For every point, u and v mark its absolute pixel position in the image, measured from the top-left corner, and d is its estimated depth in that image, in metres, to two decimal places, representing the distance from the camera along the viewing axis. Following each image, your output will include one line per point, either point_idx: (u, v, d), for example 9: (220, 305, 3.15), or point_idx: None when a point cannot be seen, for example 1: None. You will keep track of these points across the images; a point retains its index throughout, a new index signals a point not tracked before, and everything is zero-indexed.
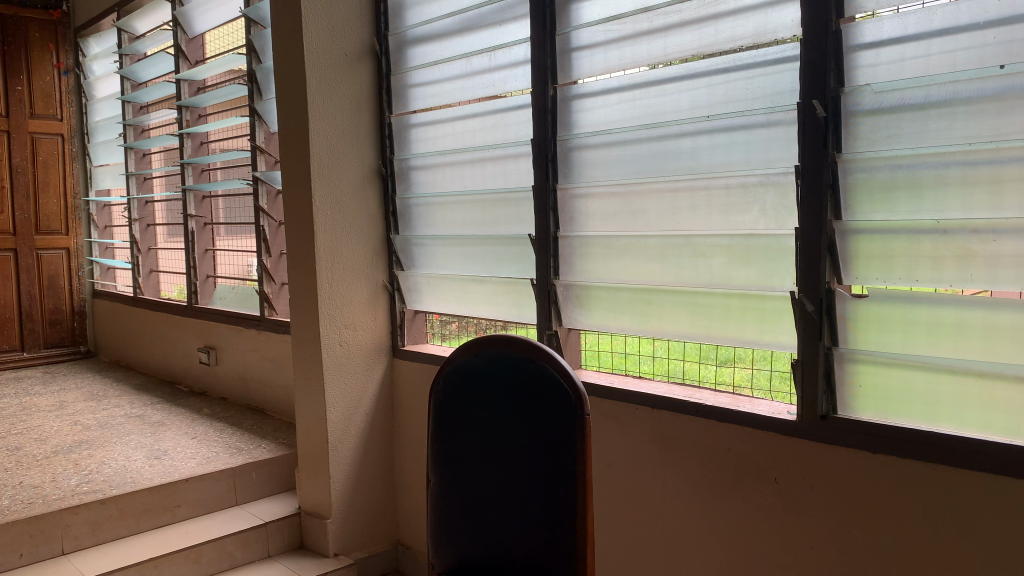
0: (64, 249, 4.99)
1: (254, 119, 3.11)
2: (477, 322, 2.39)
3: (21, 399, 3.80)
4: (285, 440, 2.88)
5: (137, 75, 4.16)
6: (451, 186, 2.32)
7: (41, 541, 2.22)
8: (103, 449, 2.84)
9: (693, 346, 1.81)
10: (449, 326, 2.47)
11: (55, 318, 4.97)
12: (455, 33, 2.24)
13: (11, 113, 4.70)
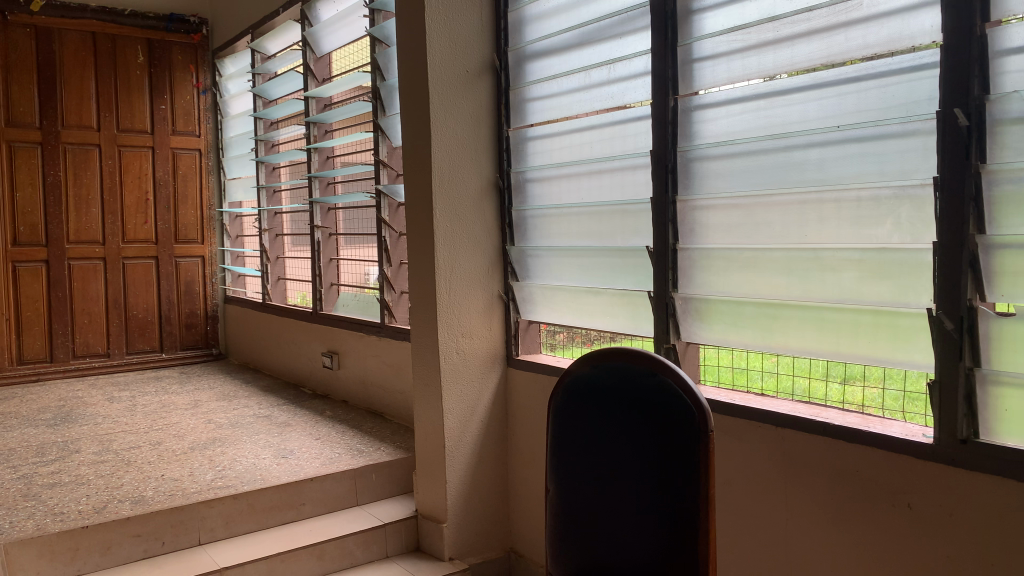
0: (200, 257, 5.32)
1: (378, 134, 3.23)
2: (584, 334, 2.41)
3: (161, 397, 4.08)
4: (402, 444, 2.97)
5: (269, 93, 4.40)
6: (567, 198, 2.33)
7: (181, 531, 2.37)
8: (234, 447, 3.01)
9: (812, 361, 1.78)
10: (557, 336, 2.51)
11: (191, 322, 5.30)
12: (574, 46, 2.26)
13: (155, 131, 5.08)
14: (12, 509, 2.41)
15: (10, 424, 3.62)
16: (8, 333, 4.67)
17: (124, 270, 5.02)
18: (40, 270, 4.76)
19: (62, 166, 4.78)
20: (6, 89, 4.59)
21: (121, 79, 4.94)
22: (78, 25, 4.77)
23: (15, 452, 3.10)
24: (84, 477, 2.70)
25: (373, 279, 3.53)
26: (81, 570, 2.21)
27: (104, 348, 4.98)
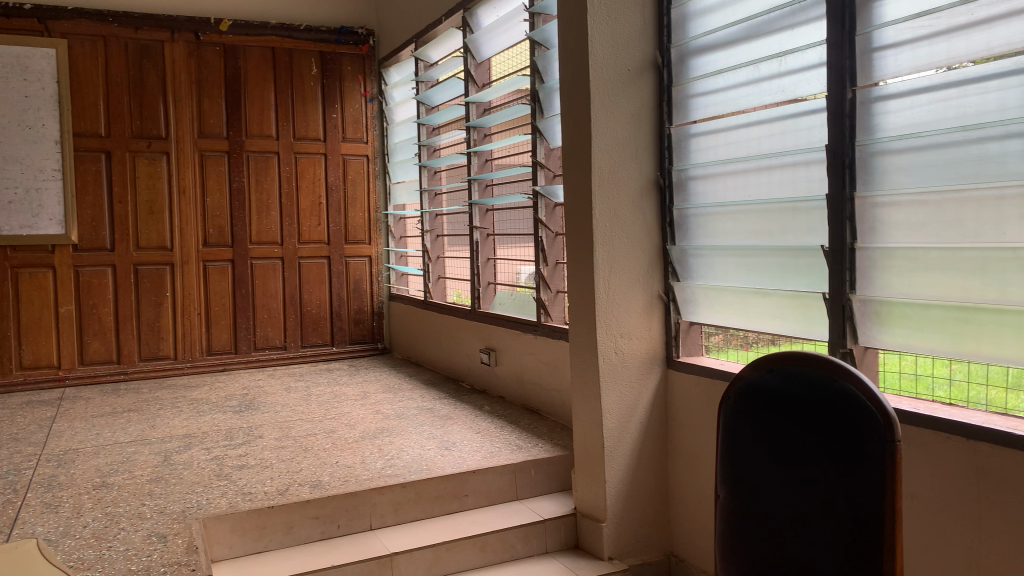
0: (367, 257, 5.60)
1: (536, 136, 3.27)
2: (742, 336, 2.38)
3: (332, 388, 4.34)
4: (561, 442, 3.00)
5: (431, 99, 4.57)
6: (733, 195, 2.27)
7: (355, 516, 2.51)
8: (400, 437, 3.15)
9: (1000, 371, 1.65)
10: (712, 337, 2.49)
11: (359, 318, 5.59)
12: (741, 40, 2.20)
13: (328, 138, 5.40)
14: (209, 486, 2.65)
15: (204, 409, 3.98)
16: (199, 326, 5.13)
17: (300, 269, 5.38)
18: (227, 269, 5.20)
19: (246, 173, 5.20)
20: (199, 104, 5.06)
21: (297, 91, 5.30)
22: (260, 41, 5.17)
23: (208, 434, 3.40)
24: (268, 460, 2.93)
25: (523, 280, 3.61)
26: (268, 546, 2.39)
27: (282, 341, 5.36)
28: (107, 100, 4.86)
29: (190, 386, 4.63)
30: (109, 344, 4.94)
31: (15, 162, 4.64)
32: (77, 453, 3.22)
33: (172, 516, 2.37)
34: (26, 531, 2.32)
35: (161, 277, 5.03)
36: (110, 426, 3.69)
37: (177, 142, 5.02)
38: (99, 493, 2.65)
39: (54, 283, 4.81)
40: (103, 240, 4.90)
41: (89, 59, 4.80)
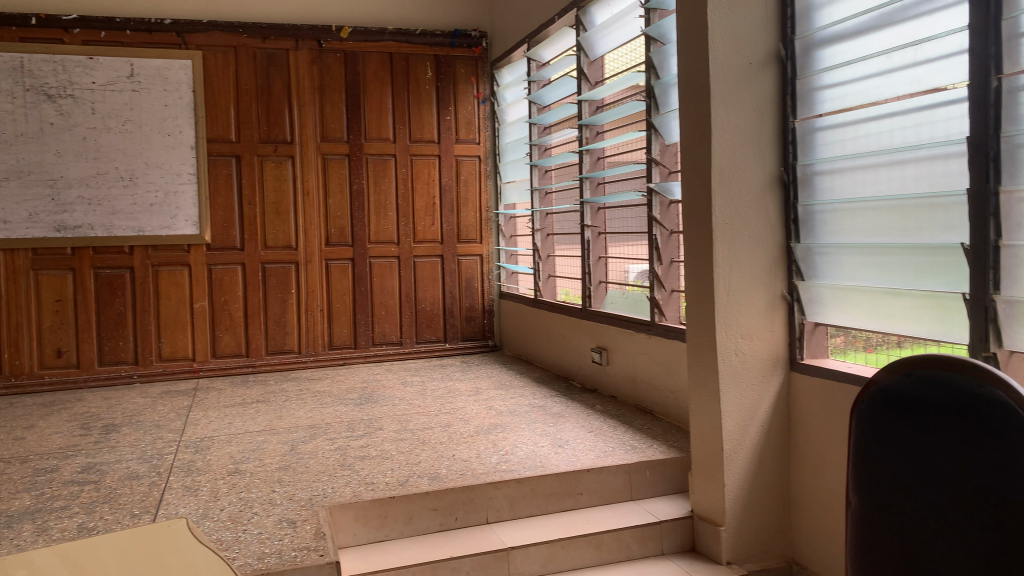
0: (479, 256, 5.68)
1: (651, 132, 3.24)
2: (866, 339, 2.32)
3: (446, 383, 4.43)
4: (676, 443, 2.96)
5: (543, 98, 4.59)
6: (862, 191, 2.18)
7: (471, 509, 2.56)
8: (514, 434, 3.19)
9: None
10: (836, 339, 2.43)
11: (470, 315, 5.68)
12: (871, 29, 2.11)
13: (442, 140, 5.51)
14: (333, 476, 2.76)
15: (326, 401, 4.14)
16: (321, 321, 5.35)
17: (415, 267, 5.52)
18: (347, 267, 5.40)
19: (365, 175, 5.38)
20: (321, 109, 5.27)
21: (413, 93, 5.44)
22: (378, 46, 5.34)
23: (331, 426, 3.54)
24: (387, 452, 3.02)
25: (633, 277, 3.69)
26: (389, 535, 2.47)
27: (398, 337, 5.52)
28: (237, 107, 5.13)
29: (312, 379, 4.84)
30: (239, 338, 5.23)
31: (157, 166, 4.97)
32: (212, 440, 3.42)
33: (300, 503, 2.48)
34: (170, 512, 2.49)
35: (286, 275, 5.28)
36: (241, 416, 3.89)
37: (301, 145, 5.25)
38: (233, 479, 2.81)
39: (190, 280, 5.12)
40: (234, 240, 5.18)
41: (222, 68, 5.09)
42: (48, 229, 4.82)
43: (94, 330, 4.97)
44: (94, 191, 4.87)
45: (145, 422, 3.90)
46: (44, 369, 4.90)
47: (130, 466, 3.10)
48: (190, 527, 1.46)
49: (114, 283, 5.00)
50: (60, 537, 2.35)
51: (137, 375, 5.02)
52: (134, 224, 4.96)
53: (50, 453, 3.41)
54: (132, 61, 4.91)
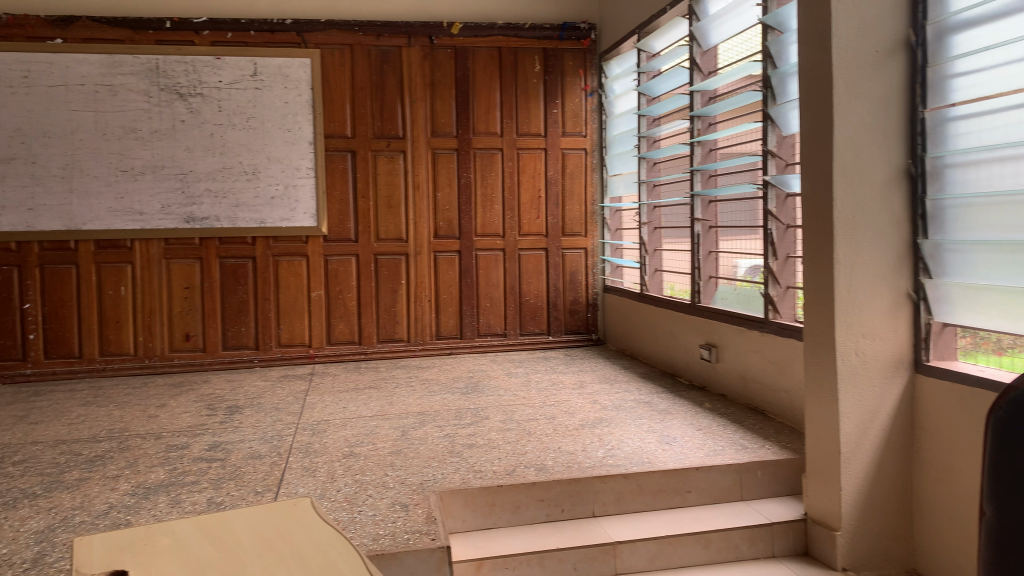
0: (583, 249, 5.67)
1: (767, 123, 3.16)
2: (997, 339, 2.22)
3: (551, 376, 4.45)
4: (789, 444, 2.87)
5: (653, 90, 4.53)
6: (1000, 184, 2.06)
7: (578, 501, 2.57)
8: (620, 429, 3.18)
9: None
10: (962, 340, 2.32)
11: (574, 308, 5.67)
12: (1014, 11, 1.99)
13: (549, 133, 5.53)
14: (442, 462, 2.83)
15: (434, 389, 4.24)
16: (429, 312, 5.47)
17: (520, 260, 5.57)
18: (454, 259, 5.50)
19: (472, 168, 5.46)
20: (432, 104, 5.39)
21: (521, 87, 5.48)
22: (488, 42, 5.40)
23: (439, 413, 3.63)
24: (494, 442, 3.07)
25: (743, 272, 3.60)
26: (497, 523, 2.51)
27: (502, 328, 5.58)
28: (352, 103, 5.31)
29: (421, 367, 4.96)
30: (351, 326, 5.42)
31: (277, 161, 5.20)
32: (327, 423, 3.57)
33: (412, 487, 2.56)
34: (291, 491, 2.62)
35: (397, 266, 5.43)
36: (354, 401, 4.04)
37: (412, 140, 5.38)
38: (348, 461, 2.92)
39: (307, 270, 5.34)
40: (348, 232, 5.37)
41: (338, 66, 5.27)
42: (178, 220, 5.12)
43: (219, 316, 5.26)
44: (220, 185, 5.15)
45: (265, 404, 4.10)
46: (174, 351, 5.22)
47: (253, 445, 3.27)
48: (315, 507, 1.53)
49: (238, 271, 5.27)
50: (192, 510, 2.51)
51: (257, 359, 5.29)
52: (256, 216, 5.21)
53: (181, 431, 3.64)
54: (256, 60, 5.14)
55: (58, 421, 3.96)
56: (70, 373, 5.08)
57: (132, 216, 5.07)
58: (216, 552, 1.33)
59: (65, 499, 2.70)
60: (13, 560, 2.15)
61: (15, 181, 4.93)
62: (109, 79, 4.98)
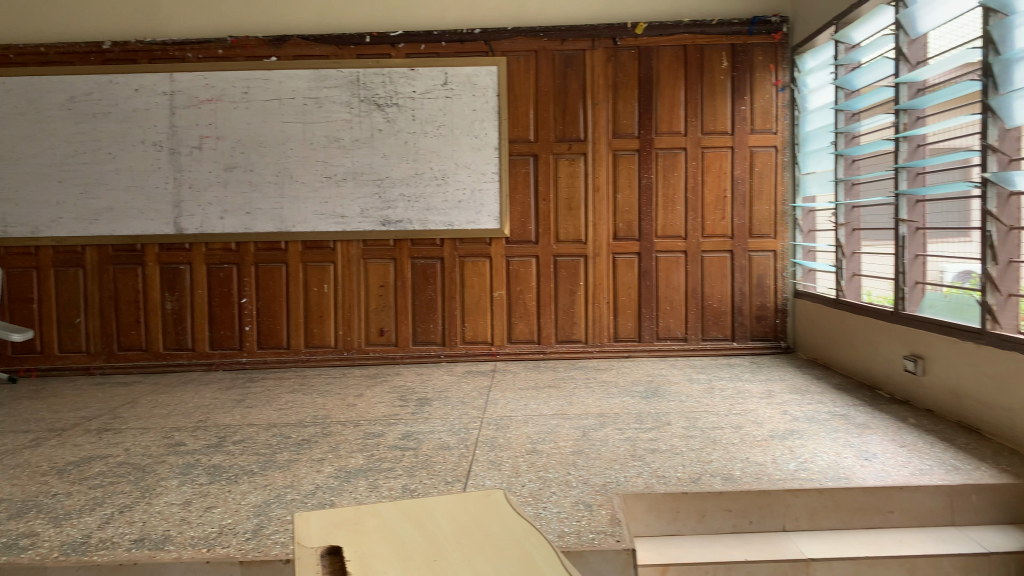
0: (772, 251, 5.43)
1: (987, 116, 2.90)
2: None
3: (735, 383, 4.31)
4: (1010, 468, 2.61)
5: (852, 83, 4.28)
6: None
7: (768, 514, 2.48)
8: (813, 442, 3.02)
9: None
10: None
11: (761, 313, 5.44)
12: None
13: (736, 131, 5.35)
14: (625, 465, 2.83)
15: (615, 392, 4.24)
16: (608, 314, 5.48)
17: (703, 263, 5.44)
18: (634, 261, 5.47)
19: (654, 169, 5.40)
20: (614, 106, 5.39)
21: (708, 85, 5.34)
22: (673, 40, 5.32)
23: (620, 416, 3.62)
24: (678, 448, 3.02)
25: (950, 278, 3.39)
26: (681, 530, 2.47)
27: (684, 333, 5.47)
28: (536, 108, 5.41)
29: (599, 369, 4.98)
30: (531, 326, 5.52)
31: (464, 166, 5.41)
32: (511, 420, 3.66)
33: (595, 488, 2.58)
34: (479, 483, 2.71)
35: (576, 267, 5.48)
36: (536, 399, 4.12)
37: (593, 143, 5.41)
38: (532, 458, 2.99)
39: (490, 270, 5.51)
40: (529, 234, 5.48)
41: (523, 71, 5.39)
42: (375, 223, 5.46)
43: (410, 313, 5.55)
44: (412, 189, 5.43)
45: (452, 398, 4.28)
46: (369, 345, 5.57)
47: (442, 436, 3.42)
48: (507, 498, 1.59)
49: (427, 271, 5.53)
50: (388, 495, 2.66)
51: (444, 355, 5.53)
52: (444, 219, 5.44)
53: (377, 420, 3.87)
54: (446, 70, 5.36)
55: (270, 405, 4.34)
56: (279, 362, 5.56)
57: (334, 219, 5.46)
58: (421, 537, 1.41)
59: (278, 477, 2.96)
60: (236, 530, 2.38)
61: (236, 188, 5.46)
62: (316, 92, 5.39)
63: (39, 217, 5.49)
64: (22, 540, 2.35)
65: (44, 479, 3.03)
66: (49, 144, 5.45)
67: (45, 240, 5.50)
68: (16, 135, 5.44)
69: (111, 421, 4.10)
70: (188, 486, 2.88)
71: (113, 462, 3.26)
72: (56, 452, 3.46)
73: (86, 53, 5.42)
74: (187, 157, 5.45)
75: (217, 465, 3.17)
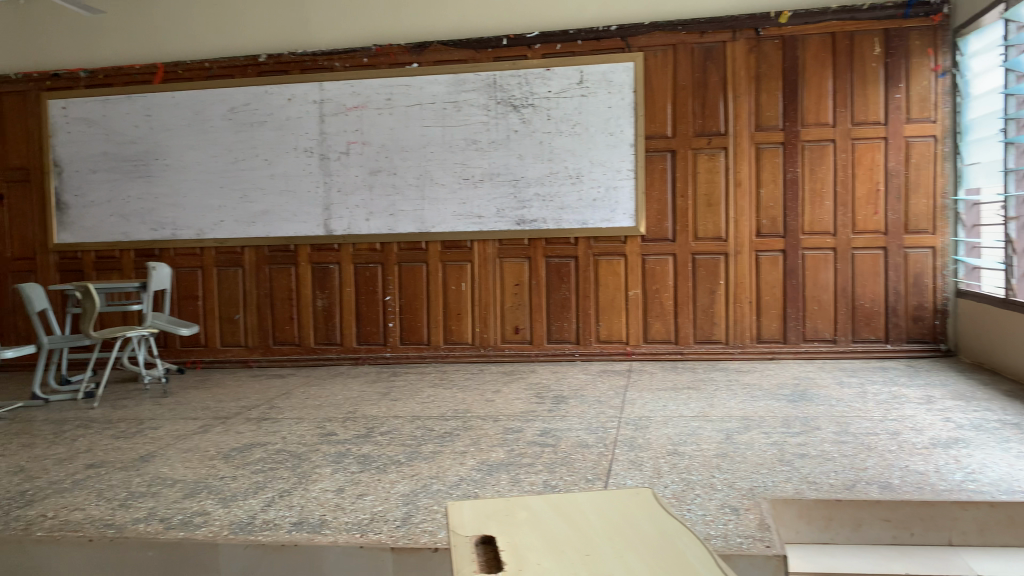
0: (931, 248, 5.08)
1: None
2: None
3: (890, 388, 4.07)
4: None
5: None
6: None
7: (932, 526, 2.34)
8: (981, 451, 2.81)
9: None
10: None
11: (918, 314, 5.11)
12: None
13: (890, 121, 5.06)
14: (772, 470, 2.73)
15: (758, 394, 4.10)
16: (750, 313, 5.31)
17: (853, 261, 5.17)
18: (778, 259, 5.27)
19: (800, 163, 5.19)
20: (756, 98, 5.22)
21: (858, 73, 5.08)
22: (820, 28, 5.09)
23: (765, 419, 3.50)
24: (829, 453, 2.89)
25: None
26: (835, 539, 2.37)
27: (831, 334, 5.22)
28: (674, 103, 5.32)
29: (741, 371, 4.83)
30: (668, 326, 5.43)
31: (600, 164, 5.39)
32: (650, 420, 3.62)
33: (741, 492, 2.51)
34: (620, 482, 2.70)
35: (716, 266, 5.34)
36: (675, 400, 4.05)
37: (734, 137, 5.26)
38: (673, 459, 2.94)
39: (626, 268, 5.46)
40: (667, 231, 5.39)
41: (661, 67, 5.31)
42: (510, 222, 5.54)
43: (545, 312, 5.58)
44: (548, 189, 5.47)
45: (589, 397, 4.28)
46: (505, 342, 5.66)
47: (581, 434, 3.42)
48: (657, 497, 1.57)
49: (562, 270, 5.55)
50: (530, 490, 2.69)
51: (578, 354, 5.53)
52: (580, 218, 5.45)
53: (515, 416, 3.93)
54: (582, 68, 5.36)
55: (413, 399, 4.49)
56: (420, 357, 5.74)
57: (472, 219, 5.58)
58: (572, 531, 1.42)
59: (423, 468, 3.06)
60: (386, 517, 2.48)
61: (380, 190, 5.68)
62: (454, 96, 5.53)
63: (204, 221, 5.92)
64: (196, 518, 2.54)
65: (212, 462, 3.27)
66: (212, 153, 5.86)
67: (209, 242, 5.92)
68: (184, 145, 5.89)
69: (268, 410, 4.36)
70: (340, 473, 3.02)
71: (272, 449, 3.48)
72: (221, 438, 3.72)
73: (244, 66, 5.80)
74: (335, 162, 5.72)
75: (366, 455, 3.32)
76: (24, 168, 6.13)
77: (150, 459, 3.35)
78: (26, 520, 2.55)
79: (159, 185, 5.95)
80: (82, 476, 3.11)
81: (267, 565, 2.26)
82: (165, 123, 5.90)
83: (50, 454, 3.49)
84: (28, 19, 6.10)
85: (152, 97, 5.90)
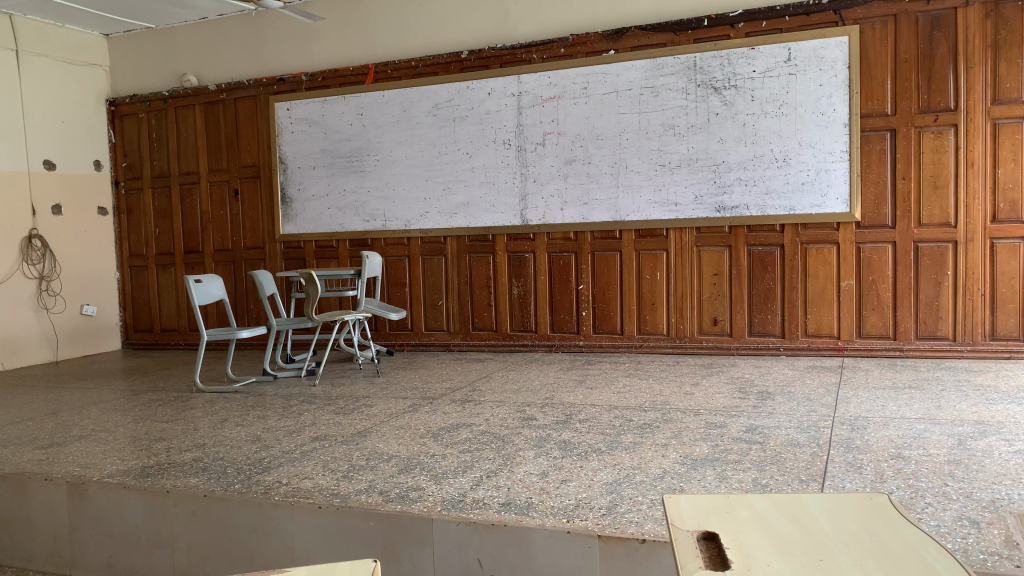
0: None
1: None
2: None
3: None
4: None
5: None
6: None
7: None
8: None
9: None
10: None
11: None
12: None
13: None
14: (1017, 481, 2.46)
15: (993, 397, 3.71)
16: (983, 307, 4.81)
17: None
18: (1019, 247, 4.74)
19: None
20: (993, 68, 4.71)
21: None
22: None
23: (1004, 425, 3.15)
24: None
25: None
26: None
27: None
28: (895, 78, 4.91)
29: (972, 370, 4.39)
30: (886, 319, 5.04)
31: (809, 146, 5.09)
32: (868, 421, 3.37)
33: (982, 503, 2.27)
34: (837, 485, 2.53)
35: (943, 255, 4.89)
36: (895, 401, 3.75)
37: (967, 112, 4.77)
38: (898, 464, 2.72)
39: (838, 258, 5.13)
40: (885, 217, 5.00)
41: (879, 41, 4.92)
42: (710, 209, 5.37)
43: (745, 303, 5.38)
44: (750, 173, 5.25)
45: (797, 393, 4.06)
46: (703, 334, 5.50)
47: (790, 433, 3.26)
48: (894, 503, 1.45)
49: (765, 259, 5.31)
50: (738, 487, 2.60)
51: (783, 348, 5.27)
52: (786, 203, 5.18)
53: (718, 410, 3.81)
54: (791, 46, 5.08)
55: (610, 388, 4.48)
56: (614, 347, 5.72)
57: (668, 207, 5.47)
58: (801, 533, 1.34)
59: (625, 458, 3.04)
60: (591, 504, 2.49)
61: (576, 179, 5.71)
62: (652, 81, 5.43)
63: (411, 212, 6.24)
64: (411, 493, 2.68)
65: (423, 440, 3.44)
66: (419, 148, 6.16)
67: (415, 232, 6.24)
68: (393, 141, 6.23)
69: (471, 393, 4.53)
70: (543, 458, 3.08)
71: (477, 431, 3.60)
72: (429, 418, 3.91)
73: (448, 63, 6.03)
74: (532, 153, 5.82)
75: (567, 441, 3.35)
76: (255, 166, 6.77)
77: (366, 435, 3.58)
78: (264, 485, 2.81)
79: (371, 179, 6.34)
80: (309, 447, 3.38)
81: (478, 542, 2.33)
82: (376, 120, 6.27)
83: (281, 426, 3.83)
84: (258, 29, 6.69)
85: (365, 97, 6.28)
